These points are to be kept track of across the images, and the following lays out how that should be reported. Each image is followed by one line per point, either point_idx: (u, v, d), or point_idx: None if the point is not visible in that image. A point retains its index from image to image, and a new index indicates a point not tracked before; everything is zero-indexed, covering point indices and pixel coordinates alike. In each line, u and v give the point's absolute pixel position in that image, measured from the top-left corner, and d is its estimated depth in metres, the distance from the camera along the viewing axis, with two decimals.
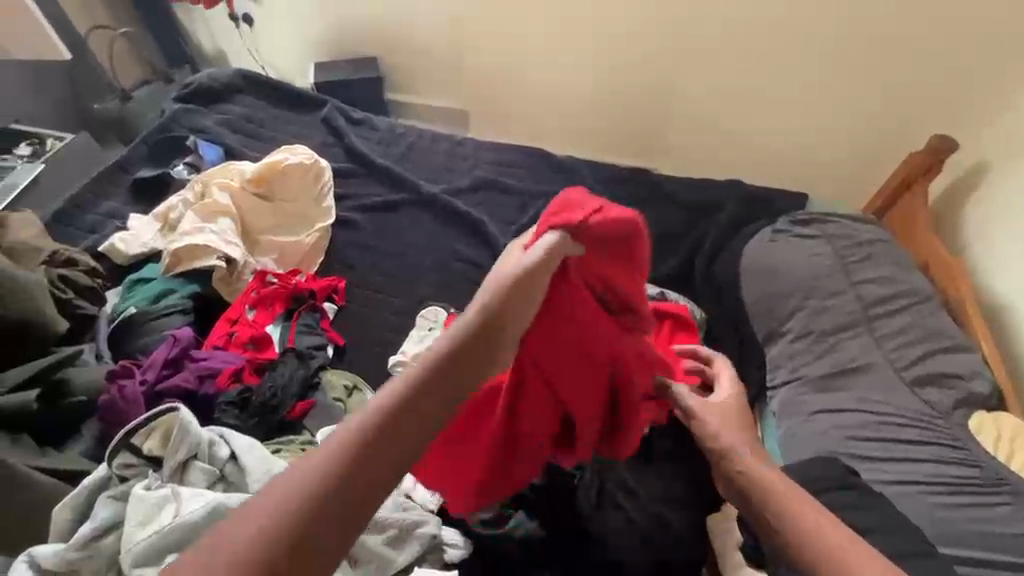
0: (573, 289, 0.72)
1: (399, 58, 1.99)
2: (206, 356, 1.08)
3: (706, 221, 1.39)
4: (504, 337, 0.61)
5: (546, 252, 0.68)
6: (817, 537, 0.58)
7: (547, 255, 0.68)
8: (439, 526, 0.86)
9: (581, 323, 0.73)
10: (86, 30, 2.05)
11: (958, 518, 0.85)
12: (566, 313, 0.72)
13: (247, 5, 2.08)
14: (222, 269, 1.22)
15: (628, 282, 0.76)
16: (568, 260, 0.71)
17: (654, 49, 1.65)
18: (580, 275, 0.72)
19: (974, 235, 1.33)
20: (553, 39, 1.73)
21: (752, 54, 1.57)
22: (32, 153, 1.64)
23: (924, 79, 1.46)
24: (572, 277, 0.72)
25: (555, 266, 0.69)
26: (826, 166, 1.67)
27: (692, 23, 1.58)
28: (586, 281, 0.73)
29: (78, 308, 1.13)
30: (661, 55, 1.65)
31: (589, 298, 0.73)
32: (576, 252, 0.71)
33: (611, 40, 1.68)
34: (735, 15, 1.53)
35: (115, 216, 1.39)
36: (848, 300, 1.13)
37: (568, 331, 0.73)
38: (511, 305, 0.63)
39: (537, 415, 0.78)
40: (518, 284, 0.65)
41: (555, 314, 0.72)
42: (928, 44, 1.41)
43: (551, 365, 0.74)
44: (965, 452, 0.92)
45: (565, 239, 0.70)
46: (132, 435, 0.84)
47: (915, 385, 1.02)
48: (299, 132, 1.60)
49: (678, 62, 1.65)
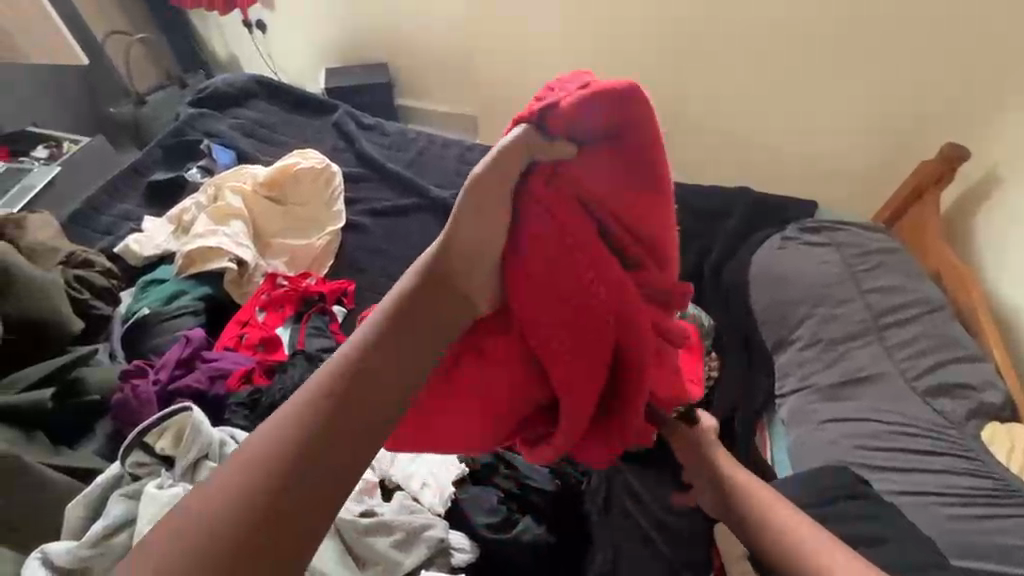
0: (548, 198, 0.61)
1: (410, 65, 2.01)
2: (217, 357, 1.09)
3: (715, 227, 1.39)
4: (458, 291, 0.60)
5: (512, 141, 0.59)
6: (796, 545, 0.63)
7: (513, 144, 0.59)
8: (446, 529, 0.85)
9: (558, 243, 0.61)
10: (103, 35, 2.09)
11: (971, 530, 0.83)
12: (539, 226, 0.60)
13: (262, 11, 2.12)
14: (233, 271, 1.23)
15: (621, 190, 0.64)
16: (542, 159, 0.61)
17: (650, 48, 1.66)
18: (559, 182, 0.61)
19: (986, 244, 1.32)
20: (558, 43, 1.75)
21: (757, 58, 1.58)
22: (49, 156, 1.67)
23: (928, 84, 1.45)
24: (547, 182, 0.61)
25: (524, 159, 0.60)
26: (836, 174, 1.66)
27: (695, 27, 1.58)
28: (566, 191, 0.62)
29: (93, 308, 1.15)
30: (657, 52, 1.66)
31: (569, 211, 0.61)
32: (553, 145, 0.61)
33: (611, 40, 1.69)
34: (731, 14, 1.53)
35: (130, 217, 1.41)
36: (858, 308, 1.13)
37: (544, 253, 0.61)
38: (468, 237, 0.59)
39: (511, 370, 0.66)
40: (477, 183, 0.58)
41: (529, 232, 0.61)
42: (932, 46, 1.41)
43: (526, 303, 0.62)
44: (979, 463, 0.91)
45: (534, 131, 0.60)
46: (144, 434, 0.85)
47: (927, 395, 1.01)
48: (311, 136, 1.62)
49: (679, 63, 1.66)
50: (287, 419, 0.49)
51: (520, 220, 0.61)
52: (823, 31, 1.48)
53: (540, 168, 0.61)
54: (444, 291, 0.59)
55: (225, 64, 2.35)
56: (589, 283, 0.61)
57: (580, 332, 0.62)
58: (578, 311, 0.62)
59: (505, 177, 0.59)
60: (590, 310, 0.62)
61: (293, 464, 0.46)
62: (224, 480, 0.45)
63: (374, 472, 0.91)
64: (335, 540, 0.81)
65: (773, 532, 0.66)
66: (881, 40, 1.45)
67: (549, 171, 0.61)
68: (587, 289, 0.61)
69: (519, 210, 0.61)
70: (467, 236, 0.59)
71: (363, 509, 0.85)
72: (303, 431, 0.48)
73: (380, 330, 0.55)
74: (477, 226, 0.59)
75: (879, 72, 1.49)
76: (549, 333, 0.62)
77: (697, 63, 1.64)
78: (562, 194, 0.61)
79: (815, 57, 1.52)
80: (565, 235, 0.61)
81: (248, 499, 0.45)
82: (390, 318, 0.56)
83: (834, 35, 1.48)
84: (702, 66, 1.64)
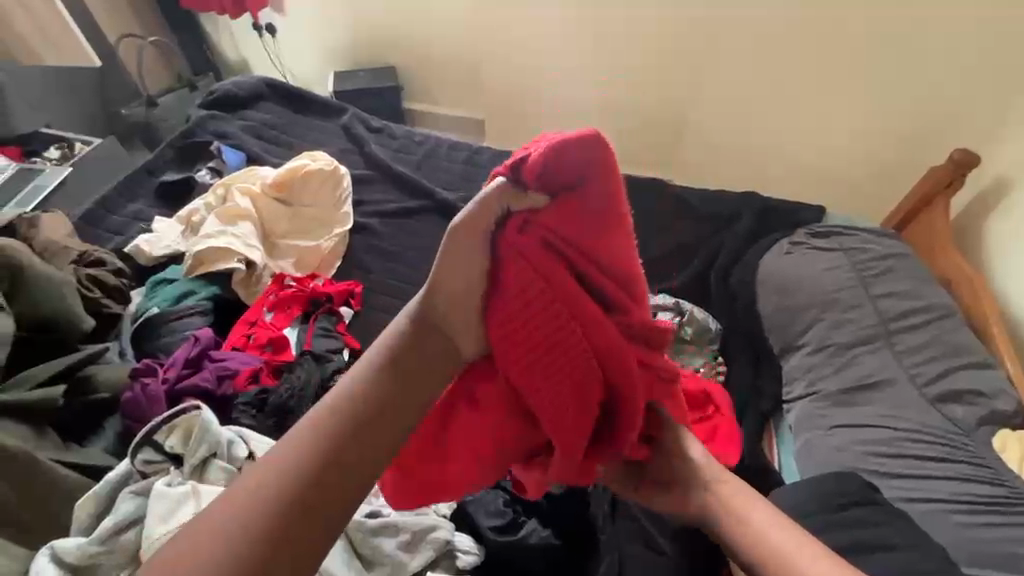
0: (524, 247, 0.61)
1: (417, 68, 2.02)
2: (225, 357, 1.09)
3: (722, 231, 1.38)
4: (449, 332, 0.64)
5: (481, 203, 0.60)
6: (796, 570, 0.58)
7: (482, 206, 0.60)
8: (452, 531, 0.85)
9: (537, 292, 0.61)
10: (115, 38, 2.12)
11: (981, 537, 0.82)
12: (516, 276, 0.61)
13: (271, 15, 2.13)
14: (241, 272, 1.24)
15: (593, 237, 0.63)
16: (516, 209, 0.61)
17: (653, 49, 1.66)
18: (535, 229, 0.61)
19: (996, 250, 1.31)
20: (564, 46, 1.75)
21: (763, 60, 1.57)
22: (61, 157, 1.69)
23: (938, 86, 1.45)
24: (523, 232, 0.61)
25: (494, 218, 0.61)
26: (844, 179, 1.66)
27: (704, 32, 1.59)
28: (538, 242, 0.61)
29: (104, 307, 1.16)
30: (660, 54, 1.66)
31: (546, 259, 0.62)
32: (522, 201, 0.61)
33: (616, 40, 1.69)
34: (736, 14, 1.53)
35: (140, 218, 1.43)
36: (867, 314, 1.12)
37: (520, 305, 0.62)
38: (448, 283, 0.62)
39: (500, 418, 0.67)
40: (454, 239, 0.61)
41: (506, 283, 0.62)
42: (940, 49, 1.41)
43: (507, 354, 0.63)
44: (992, 470, 0.90)
45: (506, 188, 0.61)
46: (153, 433, 0.85)
47: (937, 402, 1.00)
48: (320, 139, 1.63)
49: (684, 63, 1.65)
50: (299, 444, 0.56)
51: (499, 271, 0.63)
52: (829, 33, 1.48)
53: (514, 218, 0.61)
54: (428, 336, 0.63)
55: (235, 67, 2.38)
56: (569, 330, 0.62)
57: (561, 380, 0.63)
58: (560, 359, 0.62)
59: (481, 232, 0.61)
60: (571, 357, 0.63)
61: (305, 484, 0.54)
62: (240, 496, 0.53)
63: None
64: (344, 541, 0.81)
65: (761, 548, 0.63)
66: (887, 41, 1.44)
67: (524, 219, 0.61)
68: (567, 336, 0.62)
69: (498, 261, 0.62)
70: (448, 286, 0.62)
71: (371, 509, 0.86)
72: (314, 455, 0.55)
73: (372, 372, 0.61)
74: (457, 275, 0.62)
75: (886, 74, 1.48)
76: (531, 381, 0.63)
77: (701, 65, 1.64)
78: (538, 243, 0.61)
79: (821, 58, 1.52)
80: (542, 283, 0.61)
81: (261, 510, 0.52)
82: (383, 356, 0.62)
83: (839, 37, 1.48)
84: (707, 68, 1.64)
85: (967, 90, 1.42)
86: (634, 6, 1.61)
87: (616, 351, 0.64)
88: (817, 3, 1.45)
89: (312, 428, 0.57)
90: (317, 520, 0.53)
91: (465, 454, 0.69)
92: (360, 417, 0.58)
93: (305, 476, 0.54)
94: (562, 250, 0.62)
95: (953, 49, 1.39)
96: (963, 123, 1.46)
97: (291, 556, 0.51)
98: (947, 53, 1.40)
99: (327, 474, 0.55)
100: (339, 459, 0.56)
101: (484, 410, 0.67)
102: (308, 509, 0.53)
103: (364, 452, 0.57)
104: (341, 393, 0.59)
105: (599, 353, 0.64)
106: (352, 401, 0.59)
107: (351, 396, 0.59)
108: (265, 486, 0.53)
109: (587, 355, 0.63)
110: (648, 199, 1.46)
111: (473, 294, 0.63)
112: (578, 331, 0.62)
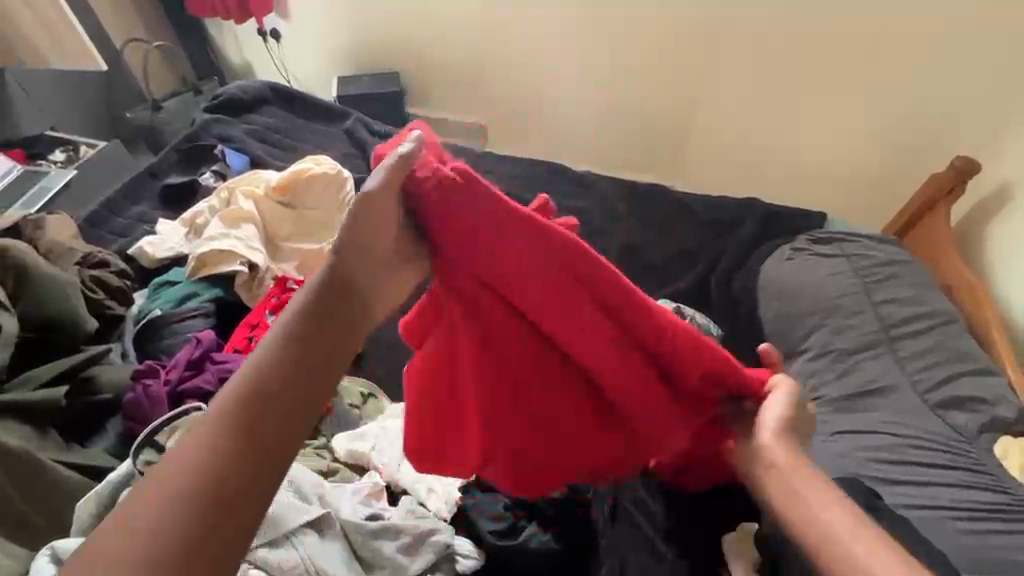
0: (448, 193, 0.67)
1: (420, 73, 2.04)
2: (227, 359, 1.08)
3: (724, 237, 1.39)
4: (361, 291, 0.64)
5: (385, 174, 0.65)
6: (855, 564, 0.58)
7: (389, 177, 0.65)
8: (452, 535, 0.85)
9: (489, 225, 0.68)
10: (122, 43, 2.14)
11: (983, 544, 0.82)
12: (459, 217, 0.68)
13: (276, 20, 2.15)
14: (244, 274, 1.25)
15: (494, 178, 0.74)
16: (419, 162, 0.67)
17: (655, 49, 1.67)
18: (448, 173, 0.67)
19: (997, 255, 1.31)
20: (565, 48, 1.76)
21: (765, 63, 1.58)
22: (67, 159, 1.71)
23: (941, 88, 1.45)
24: (438, 179, 0.67)
25: (405, 189, 0.67)
26: (844, 185, 1.66)
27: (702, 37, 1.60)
28: (459, 193, 0.67)
29: (107, 308, 1.16)
30: (662, 54, 1.67)
31: (478, 195, 0.68)
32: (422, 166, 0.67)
33: (618, 41, 1.69)
34: (738, 14, 1.54)
35: (144, 220, 1.44)
36: (868, 320, 1.12)
37: (474, 250, 0.69)
38: (358, 248, 0.64)
39: (510, 362, 0.75)
40: (363, 210, 0.64)
41: (441, 238, 0.69)
42: (942, 51, 1.41)
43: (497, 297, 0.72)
44: (995, 478, 0.89)
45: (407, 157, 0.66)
46: (155, 433, 0.86)
47: (939, 408, 1.00)
48: (323, 142, 1.64)
49: (685, 62, 1.66)
50: (205, 429, 0.50)
51: (435, 221, 0.68)
52: (830, 35, 1.49)
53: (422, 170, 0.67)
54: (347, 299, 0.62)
55: (239, 70, 2.39)
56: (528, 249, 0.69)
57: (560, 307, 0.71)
58: (529, 282, 0.70)
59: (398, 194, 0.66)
60: (539, 278, 0.70)
61: (227, 465, 0.48)
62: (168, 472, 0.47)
63: (381, 478, 0.93)
64: (344, 543, 0.82)
65: (813, 532, 0.62)
66: (889, 42, 1.45)
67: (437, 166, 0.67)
68: (533, 259, 0.70)
69: (425, 214, 0.68)
70: (369, 242, 0.65)
71: (370, 511, 0.86)
72: (232, 430, 0.50)
73: (282, 341, 0.56)
74: (377, 233, 0.65)
75: (884, 78, 1.49)
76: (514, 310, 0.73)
77: (702, 67, 1.65)
78: (460, 186, 0.67)
79: (823, 61, 1.52)
80: (488, 216, 0.68)
81: (194, 481, 0.47)
82: (286, 330, 0.57)
83: (841, 38, 1.48)
84: (709, 69, 1.64)
85: (969, 92, 1.43)
86: (634, 5, 1.62)
87: (581, 259, 0.70)
88: (816, 11, 1.47)
89: (223, 411, 0.51)
90: (262, 475, 0.49)
91: (492, 404, 0.77)
92: (273, 392, 0.53)
93: (224, 457, 0.48)
94: (492, 188, 0.68)
95: (955, 50, 1.40)
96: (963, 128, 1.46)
97: (239, 521, 0.47)
98: (951, 52, 1.41)
99: (251, 450, 0.50)
100: (262, 433, 0.51)
101: (488, 357, 0.75)
102: (233, 493, 0.47)
103: (278, 424, 0.52)
104: (248, 373, 0.53)
105: (575, 272, 0.71)
106: (265, 368, 0.54)
107: (258, 370, 0.54)
108: (179, 475, 0.47)
109: (549, 272, 0.70)
110: (650, 203, 1.46)
111: (392, 251, 0.68)
112: (536, 249, 0.70)
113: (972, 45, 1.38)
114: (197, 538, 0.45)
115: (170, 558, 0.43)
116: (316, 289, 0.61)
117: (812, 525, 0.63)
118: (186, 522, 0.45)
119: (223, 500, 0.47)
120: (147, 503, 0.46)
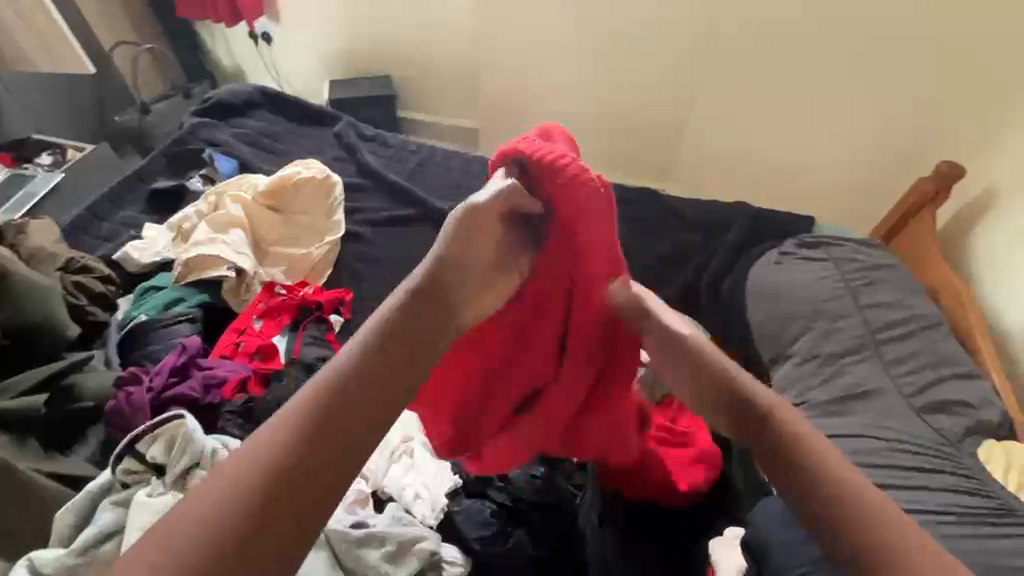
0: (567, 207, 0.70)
1: (413, 77, 2.05)
2: (213, 365, 1.09)
3: (714, 241, 1.39)
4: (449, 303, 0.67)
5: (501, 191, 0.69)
6: (850, 500, 0.51)
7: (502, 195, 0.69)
8: (438, 542, 0.84)
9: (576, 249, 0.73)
10: (111, 45, 2.12)
11: (967, 549, 0.81)
12: (562, 237, 0.72)
13: (267, 23, 2.14)
14: (232, 280, 1.24)
15: None
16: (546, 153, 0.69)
17: (652, 50, 1.66)
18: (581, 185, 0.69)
19: (982, 259, 1.32)
20: (560, 49, 1.74)
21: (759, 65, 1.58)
22: (53, 162, 1.69)
23: (933, 90, 1.46)
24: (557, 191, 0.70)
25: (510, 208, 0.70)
26: (830, 190, 1.69)
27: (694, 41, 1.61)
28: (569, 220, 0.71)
29: (89, 315, 1.16)
30: (658, 53, 1.66)
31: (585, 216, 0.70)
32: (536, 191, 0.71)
33: (615, 42, 1.68)
34: (733, 16, 1.54)
35: (130, 224, 1.42)
36: (855, 324, 1.13)
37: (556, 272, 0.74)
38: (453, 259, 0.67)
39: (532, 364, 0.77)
40: (474, 218, 0.68)
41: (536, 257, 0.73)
42: (935, 53, 1.42)
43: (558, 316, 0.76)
44: (978, 482, 0.89)
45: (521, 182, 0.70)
46: (136, 441, 0.85)
47: (924, 412, 1.00)
48: (313, 146, 1.64)
49: (680, 62, 1.65)
50: (274, 429, 0.52)
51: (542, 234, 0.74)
52: (823, 36, 1.49)
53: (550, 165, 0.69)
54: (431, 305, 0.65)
55: (230, 73, 2.39)
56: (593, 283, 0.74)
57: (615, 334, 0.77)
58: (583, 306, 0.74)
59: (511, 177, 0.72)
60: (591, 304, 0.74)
61: (288, 466, 0.50)
62: (237, 470, 0.49)
63: (367, 484, 0.93)
64: (327, 551, 0.82)
65: (835, 475, 0.53)
66: (883, 45, 1.45)
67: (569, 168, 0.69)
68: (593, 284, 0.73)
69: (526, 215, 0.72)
70: (467, 251, 0.68)
71: (355, 519, 0.84)
72: (301, 435, 0.52)
73: (372, 346, 0.60)
74: (476, 243, 0.69)
75: (872, 84, 1.51)
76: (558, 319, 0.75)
77: (701, 67, 1.65)
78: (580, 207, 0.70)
79: (810, 67, 1.54)
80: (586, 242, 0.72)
81: (257, 481, 0.49)
82: (369, 339, 0.60)
83: (836, 40, 1.49)
84: (704, 70, 1.64)
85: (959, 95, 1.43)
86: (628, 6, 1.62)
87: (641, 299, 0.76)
88: (805, 18, 1.48)
89: (299, 408, 0.54)
90: (325, 481, 0.52)
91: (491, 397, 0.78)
92: (348, 399, 0.55)
93: (287, 457, 0.51)
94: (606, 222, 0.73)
95: (947, 52, 1.40)
96: (951, 132, 1.47)
97: (293, 524, 0.49)
98: (944, 53, 1.41)
99: (314, 454, 0.52)
100: (324, 438, 0.53)
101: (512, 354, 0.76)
102: (287, 493, 0.49)
103: (341, 433, 0.54)
104: (329, 375, 0.56)
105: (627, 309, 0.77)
106: (354, 369, 0.57)
107: (345, 372, 0.57)
108: (244, 469, 0.49)
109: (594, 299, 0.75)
110: (640, 207, 1.47)
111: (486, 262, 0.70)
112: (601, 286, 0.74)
113: (964, 48, 1.38)
114: (251, 534, 0.47)
115: (225, 554, 0.46)
116: (412, 292, 0.65)
117: (837, 475, 0.53)
118: (244, 519, 0.47)
119: (278, 500, 0.49)
120: (214, 497, 0.48)
